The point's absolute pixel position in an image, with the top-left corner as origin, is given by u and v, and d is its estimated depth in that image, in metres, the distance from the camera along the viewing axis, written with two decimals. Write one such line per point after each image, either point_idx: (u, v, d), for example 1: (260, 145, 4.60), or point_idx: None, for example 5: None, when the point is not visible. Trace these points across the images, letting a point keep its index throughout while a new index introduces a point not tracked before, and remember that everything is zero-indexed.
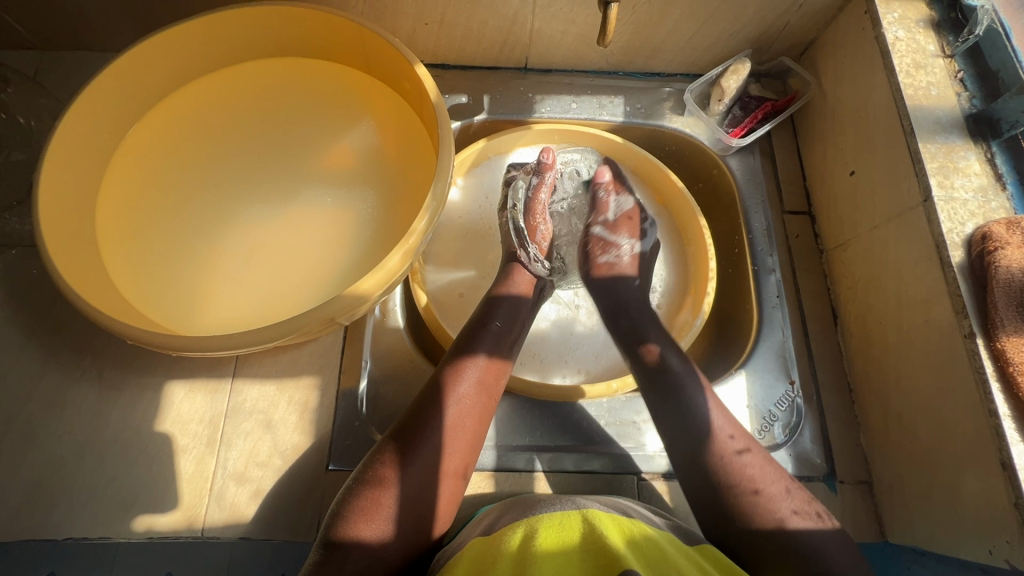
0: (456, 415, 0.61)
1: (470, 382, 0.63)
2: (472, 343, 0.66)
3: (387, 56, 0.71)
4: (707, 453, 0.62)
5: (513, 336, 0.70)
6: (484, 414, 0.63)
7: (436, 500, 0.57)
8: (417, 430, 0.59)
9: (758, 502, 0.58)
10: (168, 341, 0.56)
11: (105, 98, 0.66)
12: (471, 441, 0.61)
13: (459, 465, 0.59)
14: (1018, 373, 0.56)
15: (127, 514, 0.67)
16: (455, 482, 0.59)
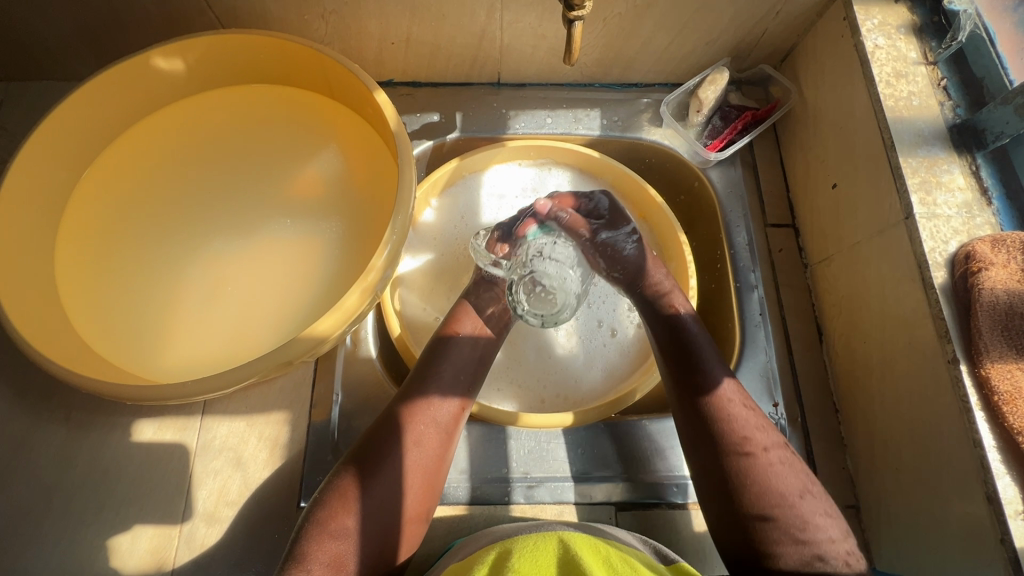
0: (415, 458, 0.60)
1: (427, 427, 0.62)
2: (431, 382, 0.64)
3: (348, 83, 0.69)
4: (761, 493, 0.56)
5: (476, 369, 0.69)
6: (442, 457, 0.62)
7: (397, 544, 0.58)
8: (372, 479, 0.57)
9: (778, 536, 0.55)
10: (121, 390, 0.55)
11: (59, 136, 0.65)
12: (431, 482, 0.61)
13: (418, 508, 0.59)
14: (1002, 402, 0.53)
15: (96, 558, 0.66)
16: (414, 526, 0.59)
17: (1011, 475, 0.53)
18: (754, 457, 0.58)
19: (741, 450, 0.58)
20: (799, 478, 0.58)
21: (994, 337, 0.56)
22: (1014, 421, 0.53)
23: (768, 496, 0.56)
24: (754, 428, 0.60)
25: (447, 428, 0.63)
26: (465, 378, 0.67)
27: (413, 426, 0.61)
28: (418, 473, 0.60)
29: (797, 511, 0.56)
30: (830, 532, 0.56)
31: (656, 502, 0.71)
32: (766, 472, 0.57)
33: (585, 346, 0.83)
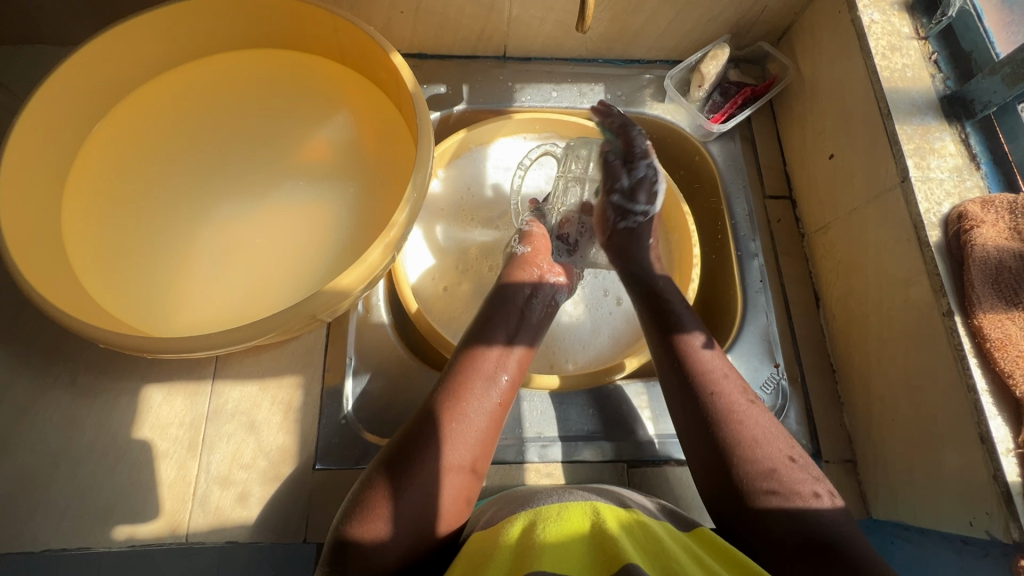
0: (466, 406, 0.60)
1: (472, 378, 0.62)
2: (482, 338, 0.66)
3: (361, 45, 0.69)
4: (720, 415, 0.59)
5: (530, 330, 0.70)
6: (489, 407, 0.61)
7: (445, 495, 0.56)
8: (418, 427, 0.58)
9: (769, 480, 0.54)
10: (141, 343, 0.54)
11: (64, 93, 0.63)
12: (482, 433, 0.60)
13: (466, 459, 0.58)
14: (995, 348, 0.57)
15: (106, 524, 0.65)
16: (460, 476, 0.57)
17: (1002, 416, 0.57)
18: (727, 401, 0.60)
19: (709, 393, 0.61)
20: (772, 427, 0.59)
21: (985, 290, 0.59)
22: (1005, 365, 0.56)
23: (742, 432, 0.57)
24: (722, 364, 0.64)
25: (499, 381, 0.63)
26: (522, 337, 0.69)
27: (463, 377, 0.62)
28: (470, 421, 0.60)
29: (768, 452, 0.56)
30: (799, 475, 0.55)
31: (665, 459, 0.73)
32: (741, 415, 0.59)
33: (592, 314, 0.85)
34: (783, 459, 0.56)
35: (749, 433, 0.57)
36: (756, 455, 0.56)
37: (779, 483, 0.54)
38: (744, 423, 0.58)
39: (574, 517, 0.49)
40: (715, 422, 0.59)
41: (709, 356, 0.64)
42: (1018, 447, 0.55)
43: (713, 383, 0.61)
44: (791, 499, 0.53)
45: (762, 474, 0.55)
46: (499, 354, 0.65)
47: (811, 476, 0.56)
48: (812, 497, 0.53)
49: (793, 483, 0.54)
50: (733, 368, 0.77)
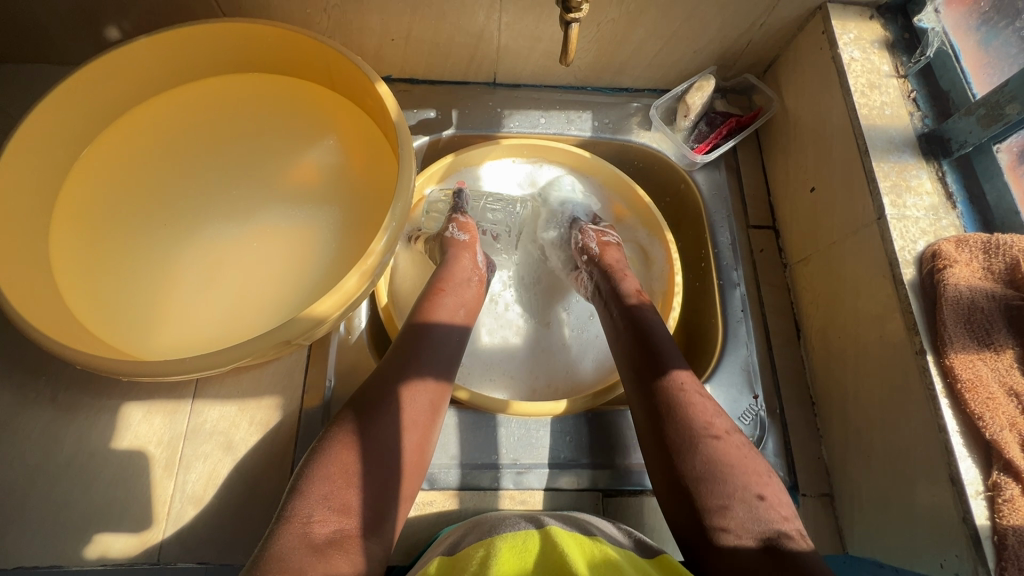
0: (411, 438, 0.59)
1: (424, 404, 0.62)
2: (424, 353, 0.65)
3: (349, 73, 0.71)
4: (687, 441, 0.57)
5: (452, 361, 0.67)
6: (433, 433, 0.63)
7: (396, 524, 0.57)
8: (376, 453, 0.56)
9: (739, 514, 0.52)
10: (116, 366, 0.55)
11: (56, 114, 0.65)
12: (422, 460, 0.61)
13: (412, 487, 0.59)
14: (965, 389, 0.57)
15: (79, 541, 0.65)
16: (409, 503, 0.59)
17: (972, 458, 0.57)
18: (708, 443, 0.56)
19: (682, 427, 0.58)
20: (744, 460, 0.56)
21: (958, 330, 0.59)
22: (975, 407, 0.56)
23: (704, 463, 0.55)
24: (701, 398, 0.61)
25: (433, 411, 0.63)
26: (447, 370, 0.66)
27: (413, 402, 0.61)
28: (415, 445, 0.60)
29: (744, 488, 0.54)
30: (767, 508, 0.53)
31: (642, 488, 0.72)
32: (702, 441, 0.57)
33: (574, 339, 0.85)
34: (748, 490, 0.54)
35: (726, 464, 0.55)
36: (720, 494, 0.53)
37: (739, 514, 0.52)
38: (720, 460, 0.55)
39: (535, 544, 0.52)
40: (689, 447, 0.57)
41: (686, 386, 0.61)
42: (987, 490, 0.55)
43: (686, 425, 0.58)
44: (751, 533, 0.51)
45: (722, 504, 0.53)
46: (432, 384, 0.63)
47: (774, 509, 0.53)
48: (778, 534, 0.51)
49: (759, 515, 0.52)
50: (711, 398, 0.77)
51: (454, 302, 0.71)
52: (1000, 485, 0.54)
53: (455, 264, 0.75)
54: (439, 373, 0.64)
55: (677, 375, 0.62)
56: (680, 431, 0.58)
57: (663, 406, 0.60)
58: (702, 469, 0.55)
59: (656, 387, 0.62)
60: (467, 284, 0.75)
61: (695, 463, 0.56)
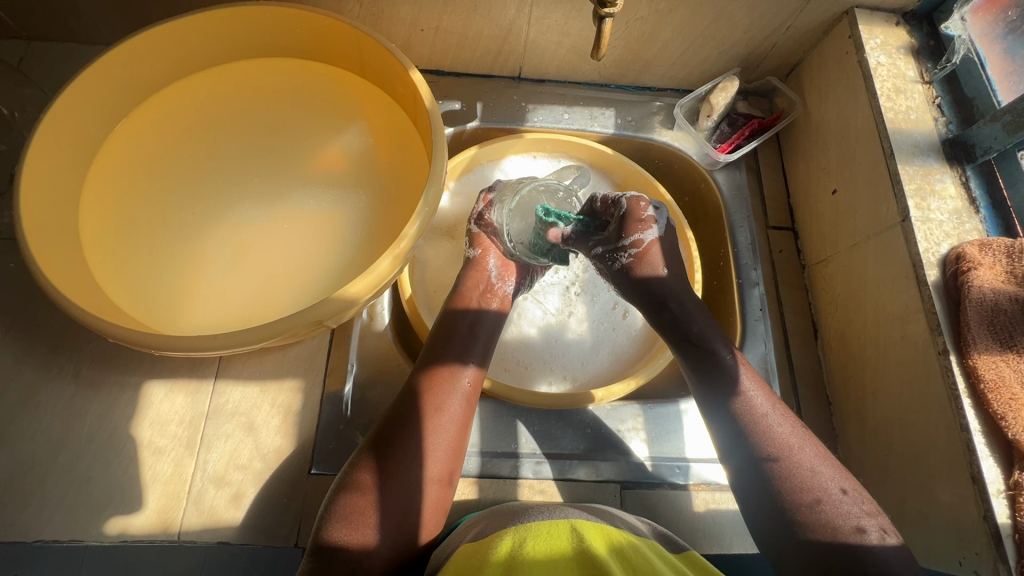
0: (437, 422, 0.60)
1: (450, 389, 0.62)
2: (450, 342, 0.66)
3: (381, 59, 0.71)
4: (750, 440, 0.58)
5: (482, 349, 0.67)
6: (466, 419, 0.62)
7: (423, 507, 0.57)
8: (398, 435, 0.58)
9: (814, 514, 0.53)
10: (148, 339, 0.55)
11: (91, 90, 0.65)
12: (454, 445, 0.60)
13: (442, 471, 0.59)
14: (988, 390, 0.58)
15: (99, 517, 0.65)
16: (440, 488, 0.58)
17: (994, 457, 0.57)
18: (775, 443, 0.57)
19: (741, 426, 0.59)
20: (822, 456, 0.57)
21: (981, 331, 0.60)
22: (998, 407, 0.57)
23: (782, 466, 0.55)
24: (760, 395, 0.60)
25: (465, 397, 0.63)
26: (473, 355, 0.66)
27: (438, 387, 0.62)
28: (444, 428, 0.60)
29: (817, 488, 0.54)
30: (844, 508, 0.53)
31: (659, 481, 0.73)
32: (780, 444, 0.57)
33: (593, 333, 0.85)
34: (821, 491, 0.54)
35: (790, 465, 0.55)
36: (794, 494, 0.54)
37: (817, 513, 0.53)
38: (789, 460, 0.56)
39: (559, 533, 0.51)
40: (755, 449, 0.57)
41: (747, 383, 0.61)
42: (1009, 489, 0.56)
43: (759, 427, 0.58)
44: (831, 533, 0.52)
45: (796, 504, 0.54)
46: (459, 370, 0.64)
47: (854, 508, 0.53)
48: (855, 532, 0.51)
49: (833, 515, 0.52)
50: None
51: (476, 290, 0.72)
52: (1021, 483, 0.54)
53: (467, 281, 0.73)
54: (469, 360, 0.65)
55: (734, 370, 0.61)
56: (741, 433, 0.58)
57: (721, 405, 0.60)
58: (769, 469, 0.56)
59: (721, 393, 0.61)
60: (481, 300, 0.71)
61: (775, 466, 0.56)
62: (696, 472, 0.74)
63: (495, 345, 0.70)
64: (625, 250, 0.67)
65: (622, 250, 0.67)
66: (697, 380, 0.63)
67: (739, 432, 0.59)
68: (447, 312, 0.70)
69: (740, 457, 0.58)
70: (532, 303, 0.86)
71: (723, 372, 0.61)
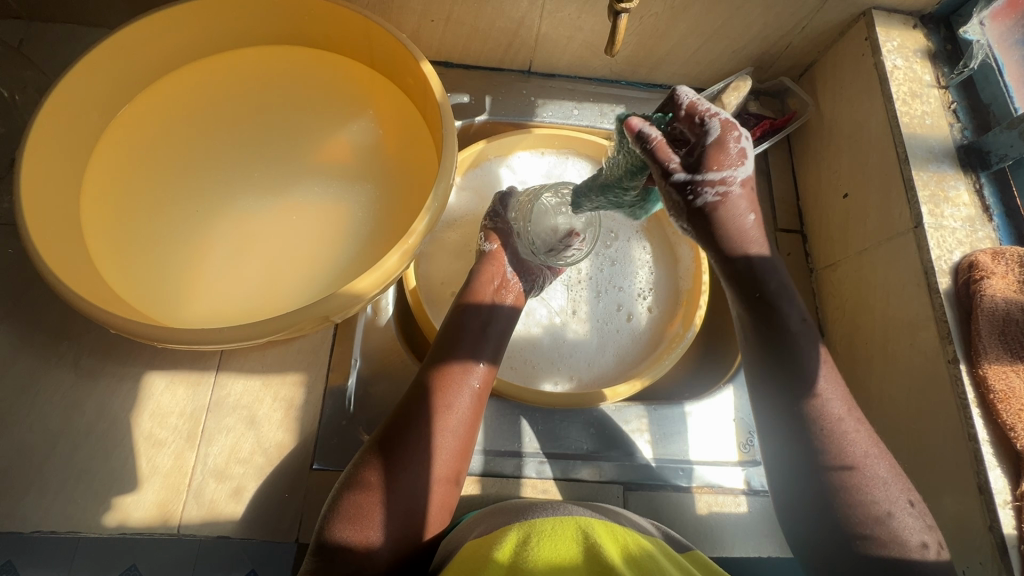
0: (445, 420, 0.59)
1: (458, 388, 0.61)
2: (460, 340, 0.65)
3: (391, 49, 0.69)
4: (824, 450, 0.52)
5: (492, 348, 0.66)
6: (474, 419, 0.61)
7: (428, 506, 0.56)
8: (405, 433, 0.58)
9: (879, 530, 0.50)
10: (151, 331, 0.53)
11: (93, 74, 0.64)
12: (461, 445, 0.60)
13: (449, 470, 0.58)
14: (997, 400, 0.58)
15: (98, 509, 0.64)
16: (446, 487, 0.58)
17: (1001, 467, 0.57)
18: (850, 453, 0.52)
19: (815, 435, 0.53)
20: (890, 464, 0.53)
21: (992, 340, 0.60)
22: (1007, 418, 0.57)
23: (855, 478, 0.51)
24: (836, 396, 0.54)
25: (473, 396, 0.62)
26: (485, 352, 0.65)
27: (447, 385, 0.61)
28: (452, 428, 0.59)
29: (886, 502, 0.51)
30: (908, 522, 0.51)
31: (663, 484, 0.73)
32: (856, 455, 0.52)
33: (598, 332, 0.84)
34: (889, 504, 0.51)
35: (863, 478, 0.51)
36: (863, 509, 0.51)
37: (882, 529, 0.50)
38: (862, 472, 0.52)
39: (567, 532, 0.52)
40: (829, 459, 0.52)
41: (823, 384, 0.54)
42: (1015, 500, 0.56)
43: (840, 439, 0.52)
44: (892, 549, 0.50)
45: (864, 519, 0.51)
46: (467, 368, 0.63)
47: (916, 520, 0.51)
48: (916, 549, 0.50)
49: (897, 531, 0.50)
50: (734, 399, 0.78)
51: (489, 286, 0.71)
52: None
53: (482, 275, 0.72)
54: (479, 359, 0.64)
55: (814, 370, 0.53)
56: (815, 441, 0.53)
57: (795, 408, 0.53)
58: (841, 482, 0.51)
59: (800, 398, 0.53)
60: (496, 295, 0.71)
61: (854, 486, 0.51)
62: (699, 475, 0.74)
63: (507, 344, 0.69)
64: (711, 186, 0.48)
65: (704, 184, 0.48)
66: (768, 374, 0.55)
67: (812, 440, 0.53)
68: (461, 305, 0.69)
69: (808, 464, 0.53)
70: (537, 301, 0.85)
71: (802, 371, 0.53)
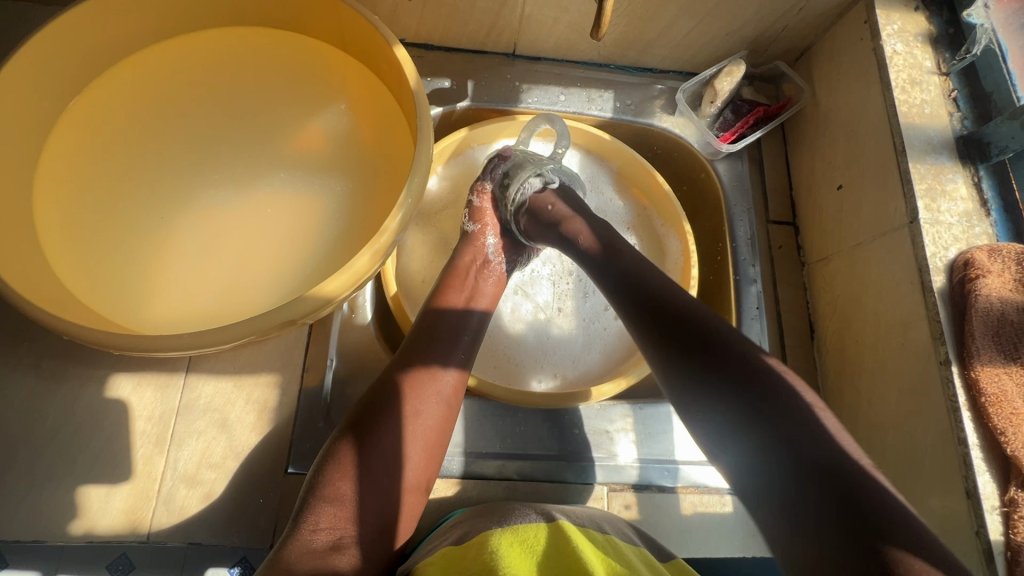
0: (413, 428, 0.57)
1: (427, 393, 0.59)
2: (427, 342, 0.62)
3: (363, 32, 0.65)
4: (757, 397, 0.49)
5: (467, 350, 0.64)
6: (445, 423, 0.60)
7: (400, 515, 0.55)
8: (372, 444, 0.55)
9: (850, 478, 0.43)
10: (106, 339, 0.50)
11: (40, 59, 0.59)
12: (431, 450, 0.58)
13: (420, 478, 0.57)
14: (989, 404, 0.56)
15: (64, 516, 0.62)
16: (417, 495, 0.57)
17: (990, 472, 0.56)
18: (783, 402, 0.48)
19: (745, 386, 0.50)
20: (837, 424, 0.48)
21: (985, 342, 0.58)
22: (998, 423, 0.56)
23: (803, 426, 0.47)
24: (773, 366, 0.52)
25: (443, 399, 0.60)
26: (459, 356, 0.63)
27: (415, 392, 0.58)
28: (419, 431, 0.57)
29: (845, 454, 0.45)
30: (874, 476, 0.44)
31: (648, 484, 0.72)
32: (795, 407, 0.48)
33: (584, 328, 0.82)
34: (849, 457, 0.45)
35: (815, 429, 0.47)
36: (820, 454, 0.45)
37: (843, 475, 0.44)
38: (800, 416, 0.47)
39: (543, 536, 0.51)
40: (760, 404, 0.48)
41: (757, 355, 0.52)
42: (1003, 506, 0.55)
43: (786, 396, 0.49)
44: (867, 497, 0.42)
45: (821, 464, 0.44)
46: (439, 372, 0.60)
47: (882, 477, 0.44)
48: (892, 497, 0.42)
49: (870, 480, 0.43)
50: None
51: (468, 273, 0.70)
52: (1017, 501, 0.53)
53: (462, 258, 0.72)
54: (449, 361, 0.61)
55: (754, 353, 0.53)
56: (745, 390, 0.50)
57: (719, 366, 0.51)
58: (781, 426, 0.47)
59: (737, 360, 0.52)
60: (475, 286, 0.70)
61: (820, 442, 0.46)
62: (685, 475, 0.72)
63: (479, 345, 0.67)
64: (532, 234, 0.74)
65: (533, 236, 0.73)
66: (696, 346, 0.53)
67: (742, 389, 0.50)
68: (429, 312, 0.66)
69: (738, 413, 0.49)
70: (521, 296, 0.83)
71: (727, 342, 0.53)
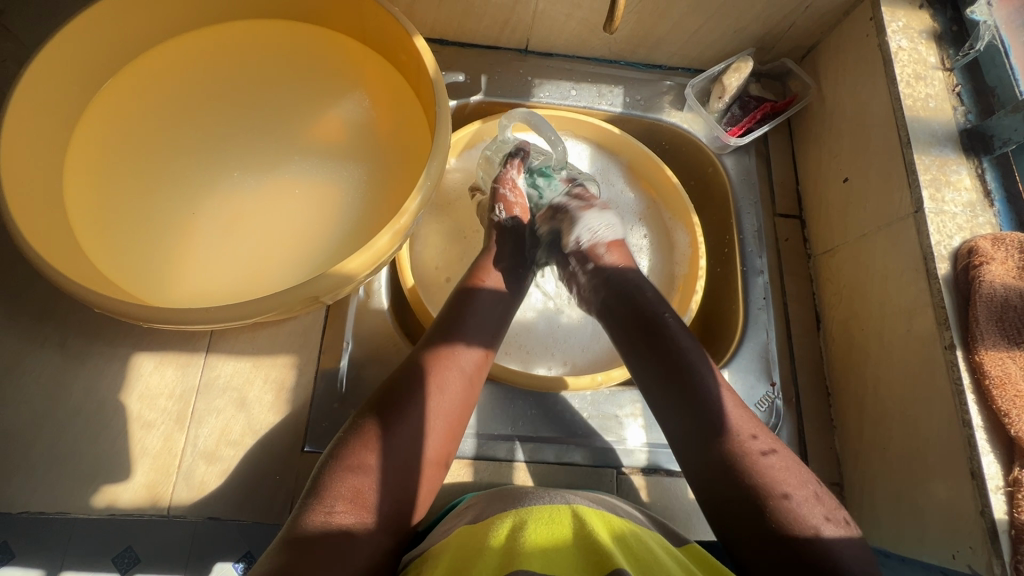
0: (439, 402, 0.58)
1: (453, 370, 0.60)
2: (455, 322, 0.63)
3: (382, 24, 0.67)
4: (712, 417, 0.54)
5: (494, 329, 0.65)
6: (467, 401, 0.61)
7: (419, 489, 0.56)
8: (398, 414, 0.56)
9: (780, 507, 0.48)
10: (135, 311, 0.52)
11: (74, 46, 0.62)
12: (453, 426, 0.59)
13: (440, 453, 0.58)
14: (993, 386, 0.57)
15: (87, 489, 0.64)
16: (436, 470, 0.58)
17: (995, 453, 0.57)
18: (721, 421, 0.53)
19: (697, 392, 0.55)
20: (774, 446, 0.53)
21: (989, 327, 0.59)
22: (1003, 404, 0.56)
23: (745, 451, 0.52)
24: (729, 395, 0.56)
25: (467, 376, 0.61)
26: (485, 336, 0.64)
27: (441, 367, 0.60)
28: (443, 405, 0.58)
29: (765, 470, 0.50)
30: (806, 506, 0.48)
31: (656, 468, 0.73)
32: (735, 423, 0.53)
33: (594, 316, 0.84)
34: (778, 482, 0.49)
35: (752, 447, 0.52)
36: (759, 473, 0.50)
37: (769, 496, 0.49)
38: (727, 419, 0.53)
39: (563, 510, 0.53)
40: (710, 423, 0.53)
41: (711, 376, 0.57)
42: (1007, 485, 0.56)
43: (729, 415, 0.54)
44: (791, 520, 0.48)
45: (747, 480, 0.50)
46: (467, 350, 0.62)
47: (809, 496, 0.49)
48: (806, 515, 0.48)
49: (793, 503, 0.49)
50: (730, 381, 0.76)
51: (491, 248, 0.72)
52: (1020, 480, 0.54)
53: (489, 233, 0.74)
54: (475, 341, 0.63)
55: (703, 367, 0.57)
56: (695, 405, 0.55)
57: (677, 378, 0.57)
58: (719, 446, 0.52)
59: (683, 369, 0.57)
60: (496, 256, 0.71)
61: (744, 443, 0.52)
62: None
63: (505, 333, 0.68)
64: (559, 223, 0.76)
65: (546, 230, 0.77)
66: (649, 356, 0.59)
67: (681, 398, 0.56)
68: (457, 291, 0.68)
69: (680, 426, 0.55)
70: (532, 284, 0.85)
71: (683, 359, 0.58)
